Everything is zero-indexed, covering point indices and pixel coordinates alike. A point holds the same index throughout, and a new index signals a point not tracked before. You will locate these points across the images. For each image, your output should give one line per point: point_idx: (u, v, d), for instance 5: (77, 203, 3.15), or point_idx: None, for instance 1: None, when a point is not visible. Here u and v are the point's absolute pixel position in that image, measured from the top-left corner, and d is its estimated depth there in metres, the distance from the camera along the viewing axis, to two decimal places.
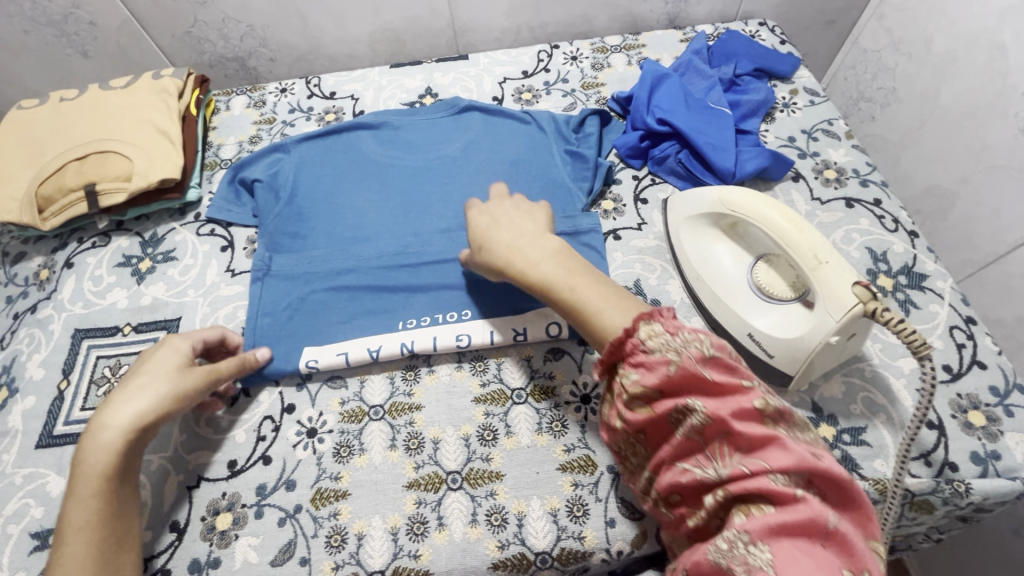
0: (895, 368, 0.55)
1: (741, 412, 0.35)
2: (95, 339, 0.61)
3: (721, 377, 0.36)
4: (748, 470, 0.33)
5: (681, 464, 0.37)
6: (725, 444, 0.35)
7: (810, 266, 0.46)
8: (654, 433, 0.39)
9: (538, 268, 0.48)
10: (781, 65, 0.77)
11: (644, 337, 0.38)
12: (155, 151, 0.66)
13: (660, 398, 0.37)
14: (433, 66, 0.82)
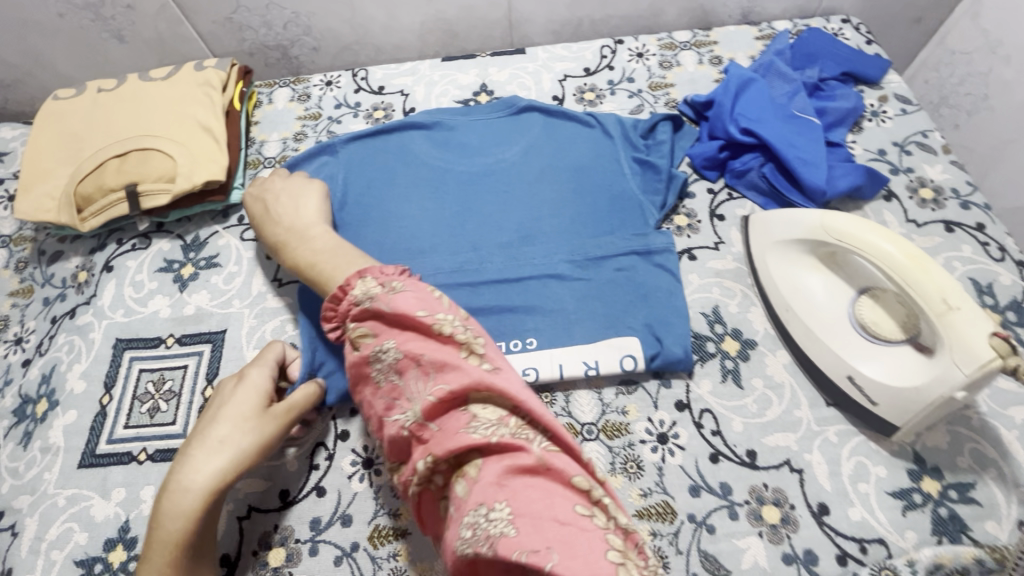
0: (1005, 418, 0.50)
1: (429, 345, 0.41)
2: (137, 351, 0.58)
3: (410, 313, 0.42)
4: (438, 399, 0.38)
5: (377, 403, 0.42)
6: (418, 377, 0.40)
7: (938, 311, 0.41)
8: (363, 379, 0.44)
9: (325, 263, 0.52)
10: (870, 69, 0.70)
11: (358, 293, 0.45)
12: (199, 150, 0.62)
13: (372, 339, 0.43)
14: (488, 61, 0.76)
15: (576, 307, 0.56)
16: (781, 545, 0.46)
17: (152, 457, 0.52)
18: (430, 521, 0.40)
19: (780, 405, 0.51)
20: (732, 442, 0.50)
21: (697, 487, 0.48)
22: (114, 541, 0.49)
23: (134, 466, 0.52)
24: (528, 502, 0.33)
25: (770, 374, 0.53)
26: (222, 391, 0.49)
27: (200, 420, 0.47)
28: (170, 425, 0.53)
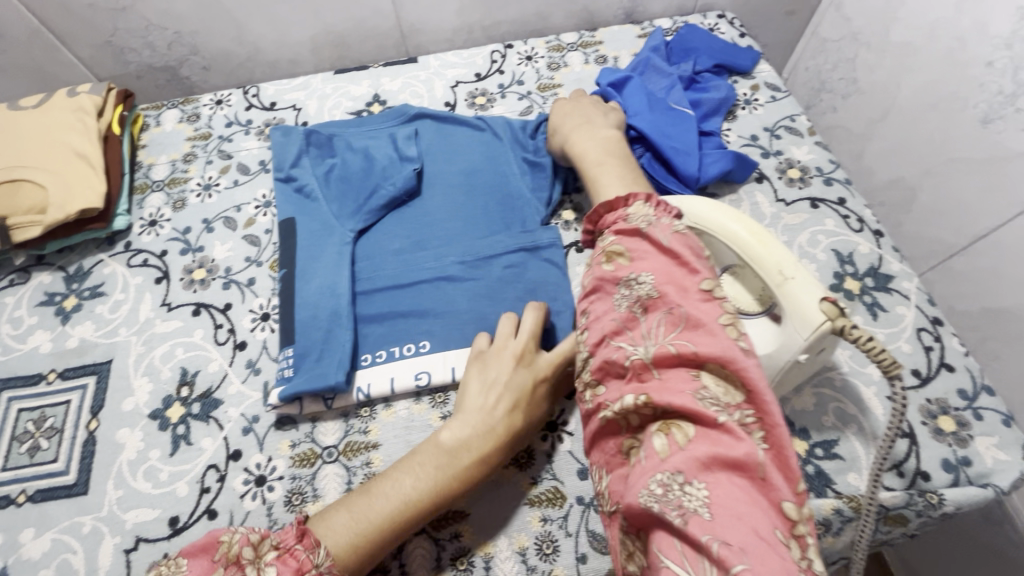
0: (865, 376, 0.54)
1: (689, 288, 0.41)
2: (16, 389, 0.56)
3: (680, 250, 0.42)
4: (676, 350, 0.38)
5: (607, 321, 0.43)
6: (664, 325, 0.39)
7: (777, 282, 0.45)
8: (601, 291, 0.45)
9: (582, 142, 0.60)
10: (741, 60, 0.75)
11: (630, 214, 0.48)
12: (72, 177, 0.60)
13: (627, 259, 0.44)
14: (380, 71, 0.77)
15: (466, 307, 0.57)
16: None
17: (32, 497, 0.50)
18: (600, 448, 0.41)
19: None
20: None
21: (584, 470, 0.50)
22: None
23: (13, 509, 0.50)
24: (728, 497, 0.33)
25: None
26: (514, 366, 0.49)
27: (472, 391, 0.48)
28: (52, 463, 0.52)
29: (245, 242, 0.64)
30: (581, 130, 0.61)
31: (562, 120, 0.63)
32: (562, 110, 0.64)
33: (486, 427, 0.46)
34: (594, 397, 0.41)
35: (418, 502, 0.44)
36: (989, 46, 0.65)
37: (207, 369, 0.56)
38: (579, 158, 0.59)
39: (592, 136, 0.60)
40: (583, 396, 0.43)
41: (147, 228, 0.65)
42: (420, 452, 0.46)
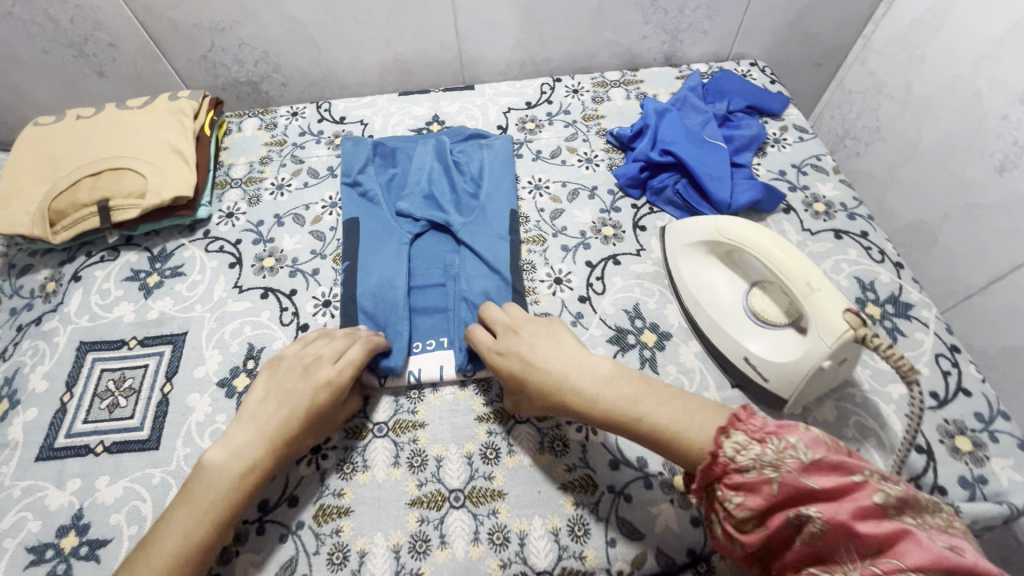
0: (885, 394, 0.57)
1: (860, 511, 0.35)
2: (101, 352, 0.61)
3: (830, 480, 0.36)
4: (884, 574, 0.33)
5: (790, 556, 0.37)
6: (851, 549, 0.34)
7: (804, 293, 0.49)
8: (769, 542, 0.38)
9: (606, 402, 0.47)
10: (771, 103, 0.81)
11: (732, 455, 0.39)
12: (169, 169, 0.68)
13: (773, 513, 0.37)
14: (440, 95, 0.85)
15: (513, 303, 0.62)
16: (689, 509, 0.51)
17: (109, 449, 0.55)
18: None
19: (690, 387, 0.57)
20: None
21: (616, 461, 0.53)
22: (67, 527, 0.51)
23: (91, 458, 0.54)
24: None
25: (682, 361, 0.59)
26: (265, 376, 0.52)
27: (267, 394, 0.51)
28: (128, 419, 0.57)
29: (311, 236, 0.70)
30: (578, 368, 0.49)
31: (544, 367, 0.50)
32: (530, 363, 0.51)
33: (267, 426, 0.48)
34: None
35: (203, 525, 0.44)
36: (1004, 101, 0.70)
37: (272, 346, 0.61)
38: (644, 414, 0.45)
39: (586, 357, 0.50)
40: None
41: (224, 219, 0.72)
42: (207, 464, 0.47)
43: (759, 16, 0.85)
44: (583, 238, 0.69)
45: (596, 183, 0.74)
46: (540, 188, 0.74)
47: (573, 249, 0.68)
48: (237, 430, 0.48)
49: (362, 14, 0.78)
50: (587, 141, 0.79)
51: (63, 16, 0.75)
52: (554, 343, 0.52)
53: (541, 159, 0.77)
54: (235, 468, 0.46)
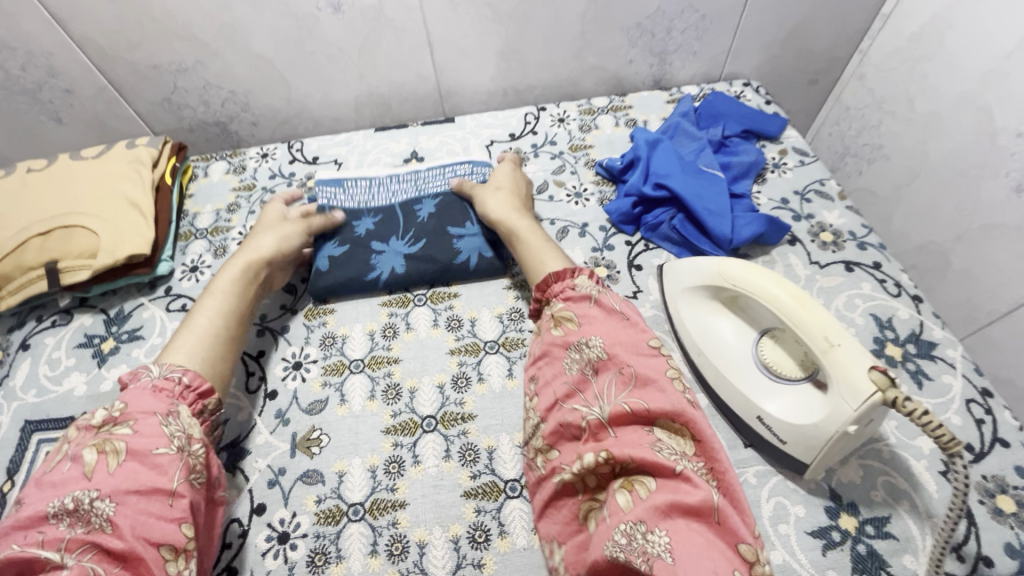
0: (914, 449, 0.51)
1: (636, 351, 0.48)
2: (47, 432, 0.55)
3: (627, 328, 0.50)
4: (630, 408, 0.44)
5: (559, 386, 0.49)
6: (615, 387, 0.46)
7: (822, 349, 0.44)
8: (554, 358, 0.51)
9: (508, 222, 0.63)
10: (769, 126, 0.77)
11: (576, 287, 0.54)
12: (125, 224, 0.63)
13: (576, 326, 0.51)
14: (419, 130, 0.81)
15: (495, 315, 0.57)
16: None
17: None
18: (556, 507, 0.46)
19: None
20: None
21: None
22: None
23: None
24: (685, 536, 0.37)
25: None
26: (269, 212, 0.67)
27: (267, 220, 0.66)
28: None
29: (283, 291, 0.66)
30: (517, 208, 0.64)
31: (494, 191, 0.66)
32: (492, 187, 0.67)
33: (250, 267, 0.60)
34: (549, 463, 0.47)
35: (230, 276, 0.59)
36: (1017, 118, 0.66)
37: (237, 417, 0.56)
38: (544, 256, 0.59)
39: (523, 210, 0.64)
40: (536, 455, 0.49)
41: (188, 274, 0.67)
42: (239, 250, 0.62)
43: (750, 35, 0.81)
44: None
45: (587, 220, 0.69)
46: None
47: None
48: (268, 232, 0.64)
49: (332, 49, 0.74)
50: (575, 174, 0.74)
51: (13, 63, 0.71)
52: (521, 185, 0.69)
53: None
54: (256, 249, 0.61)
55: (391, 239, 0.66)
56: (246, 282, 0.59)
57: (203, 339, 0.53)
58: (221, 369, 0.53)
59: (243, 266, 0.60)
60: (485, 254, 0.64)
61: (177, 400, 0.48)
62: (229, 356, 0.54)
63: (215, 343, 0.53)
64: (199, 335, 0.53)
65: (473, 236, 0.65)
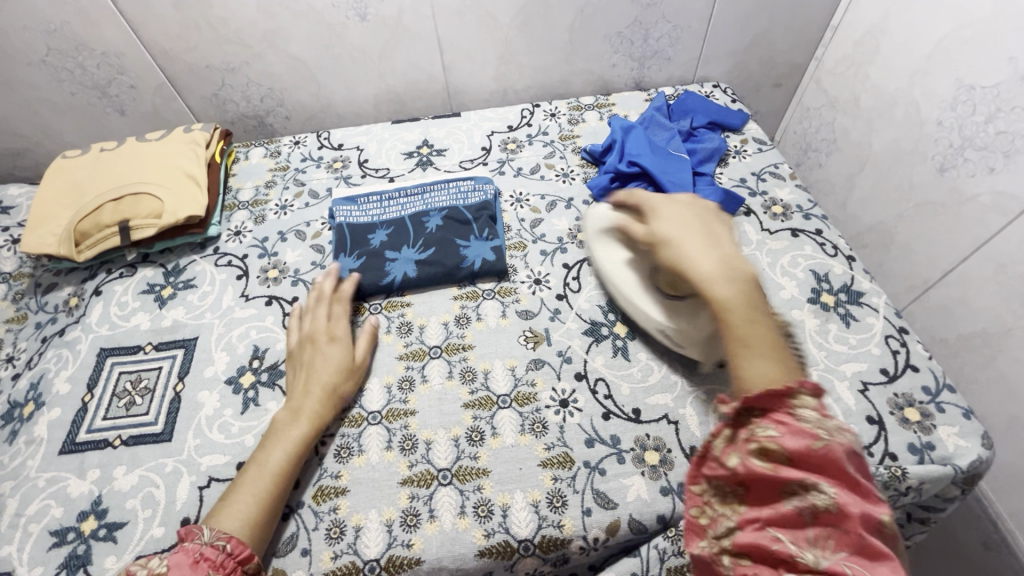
0: (839, 373, 0.61)
1: (869, 516, 0.38)
2: (119, 357, 0.67)
3: (859, 475, 0.40)
4: (850, 573, 0.36)
5: (764, 509, 0.41)
6: (833, 539, 0.37)
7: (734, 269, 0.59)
8: (756, 488, 0.42)
9: (704, 264, 0.53)
10: (732, 119, 0.89)
11: (804, 409, 0.42)
12: (183, 192, 0.75)
13: (789, 462, 0.41)
14: (430, 122, 0.93)
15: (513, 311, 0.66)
16: (659, 480, 0.55)
17: (126, 442, 0.60)
18: None
19: (659, 371, 0.62)
20: (621, 403, 0.60)
21: (591, 440, 0.58)
22: (86, 512, 0.55)
23: (109, 450, 0.59)
24: None
25: (652, 349, 0.64)
26: (315, 338, 0.63)
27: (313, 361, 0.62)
28: (143, 415, 0.62)
29: (312, 250, 0.77)
30: (704, 249, 0.55)
31: (680, 238, 0.56)
32: (664, 218, 0.59)
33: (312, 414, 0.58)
34: (734, 568, 0.40)
35: (289, 448, 0.55)
36: (938, 109, 0.77)
37: (275, 347, 0.67)
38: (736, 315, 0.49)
39: (726, 250, 0.55)
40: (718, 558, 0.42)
41: (232, 236, 0.79)
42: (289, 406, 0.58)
43: (717, 43, 0.94)
44: (560, 244, 0.75)
45: (572, 195, 0.81)
46: (521, 201, 0.81)
47: (550, 254, 0.74)
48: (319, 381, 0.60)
49: (357, 52, 0.87)
50: (564, 158, 0.86)
51: (90, 63, 0.84)
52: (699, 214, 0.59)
53: (522, 175, 0.84)
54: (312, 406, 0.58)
55: (403, 247, 0.73)
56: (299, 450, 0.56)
57: (265, 508, 0.51)
58: (268, 529, 0.51)
59: (303, 437, 0.56)
60: (489, 258, 0.71)
61: (217, 569, 0.46)
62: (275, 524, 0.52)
63: (269, 508, 0.52)
64: (255, 499, 0.51)
65: (478, 245, 0.72)
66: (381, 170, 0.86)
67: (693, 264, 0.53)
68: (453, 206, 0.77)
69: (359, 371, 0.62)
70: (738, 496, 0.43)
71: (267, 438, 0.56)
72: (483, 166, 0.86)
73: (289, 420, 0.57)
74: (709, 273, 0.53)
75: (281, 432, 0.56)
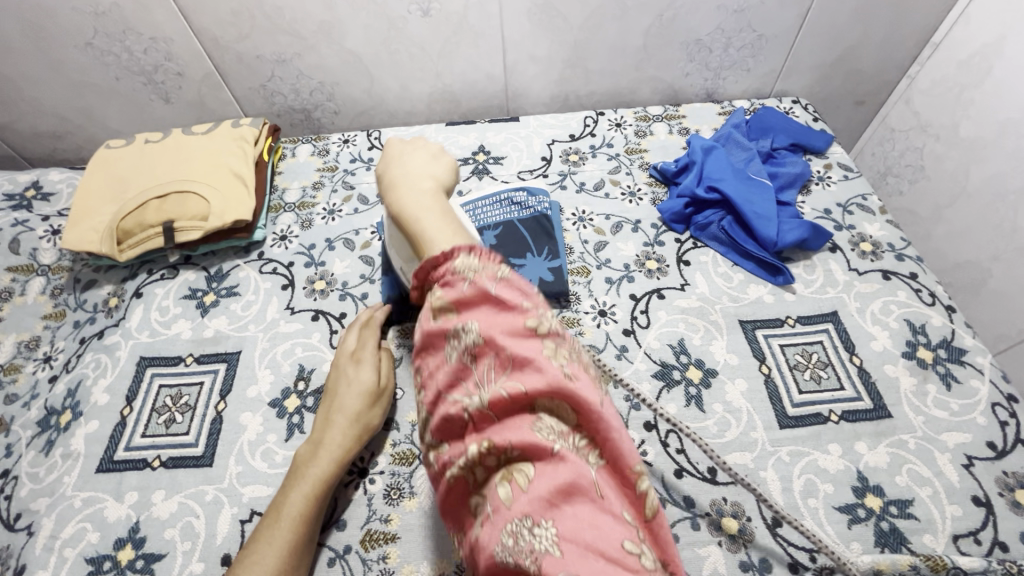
0: (940, 443, 0.55)
1: (513, 330, 0.35)
2: (159, 368, 0.64)
3: (509, 295, 0.36)
4: (507, 395, 0.33)
5: (440, 374, 0.36)
6: (493, 366, 0.34)
7: (436, 156, 0.52)
8: (432, 356, 0.38)
9: (402, 197, 0.47)
10: (816, 141, 0.81)
11: (456, 266, 0.38)
12: (230, 193, 0.71)
13: (455, 313, 0.37)
14: (486, 126, 0.88)
15: None
16: (739, 553, 0.50)
17: (165, 464, 0.57)
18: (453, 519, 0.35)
19: (737, 426, 0.57)
20: (694, 459, 0.56)
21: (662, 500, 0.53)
22: (124, 540, 0.52)
23: (148, 471, 0.56)
24: (577, 527, 0.29)
25: (729, 400, 0.59)
26: (343, 368, 0.59)
27: (334, 391, 0.57)
28: (184, 435, 0.58)
29: (361, 261, 0.72)
30: (409, 180, 0.48)
31: (403, 163, 0.50)
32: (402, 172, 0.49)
33: (332, 451, 0.53)
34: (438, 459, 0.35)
35: (305, 492, 0.51)
36: None
37: (322, 368, 0.63)
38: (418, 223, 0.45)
39: (427, 190, 0.47)
40: (428, 457, 0.37)
41: (278, 242, 0.74)
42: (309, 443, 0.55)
43: (803, 55, 0.86)
44: (627, 271, 0.70)
45: (639, 217, 0.75)
46: (584, 220, 0.75)
47: (617, 282, 0.69)
48: (336, 415, 0.55)
49: (415, 49, 0.81)
50: (630, 174, 0.80)
51: (138, 47, 0.80)
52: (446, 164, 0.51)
53: (585, 191, 0.78)
54: (331, 440, 0.54)
55: None
56: (321, 492, 0.51)
57: (286, 557, 0.47)
58: None
59: (321, 474, 0.52)
60: (550, 286, 0.66)
61: None
62: (303, 574, 0.48)
63: (290, 558, 0.47)
64: (276, 549, 0.47)
65: (537, 265, 0.68)
66: None
67: (397, 179, 0.49)
68: (509, 223, 0.71)
69: (384, 397, 0.58)
70: (423, 376, 0.39)
71: (287, 479, 0.53)
72: (543, 178, 0.80)
73: (310, 455, 0.54)
74: (404, 184, 0.48)
75: (301, 470, 0.53)
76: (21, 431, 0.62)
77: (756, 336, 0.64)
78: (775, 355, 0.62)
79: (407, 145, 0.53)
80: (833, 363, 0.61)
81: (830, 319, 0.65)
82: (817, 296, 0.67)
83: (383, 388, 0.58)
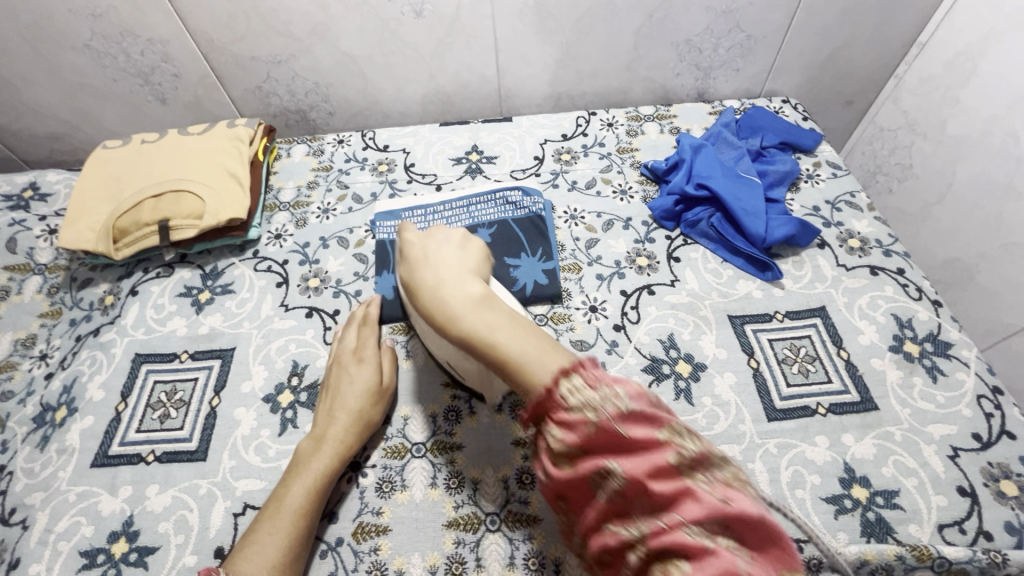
0: (926, 434, 0.56)
1: (655, 470, 0.33)
2: (154, 364, 0.64)
3: (641, 432, 0.34)
4: (664, 527, 0.32)
5: (591, 513, 0.36)
6: (644, 506, 0.34)
7: (461, 241, 0.50)
8: (574, 492, 0.37)
9: (447, 294, 0.43)
10: (805, 139, 0.82)
11: (565, 395, 0.36)
12: (225, 192, 0.72)
13: (580, 454, 0.36)
14: (480, 126, 0.88)
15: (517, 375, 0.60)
16: None
17: (159, 458, 0.57)
18: None
19: (725, 419, 0.58)
20: None
21: None
22: (118, 533, 0.53)
23: (142, 466, 0.57)
24: None
25: (718, 394, 0.59)
26: (345, 366, 0.60)
27: (337, 388, 0.59)
28: (178, 430, 0.59)
29: (355, 259, 0.73)
30: (452, 281, 0.44)
31: (436, 262, 0.47)
32: (422, 259, 0.47)
33: (334, 446, 0.54)
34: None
35: (307, 485, 0.52)
36: None
37: (316, 363, 0.64)
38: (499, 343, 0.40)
39: (480, 291, 0.44)
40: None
41: (273, 240, 0.75)
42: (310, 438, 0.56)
43: (792, 55, 0.87)
44: (618, 268, 0.70)
45: (630, 215, 0.76)
46: (576, 218, 0.76)
47: (607, 278, 0.69)
48: (338, 411, 0.56)
49: (409, 50, 0.82)
50: (622, 173, 0.81)
51: (134, 49, 0.81)
52: (475, 256, 0.49)
53: (577, 189, 0.79)
54: (333, 435, 0.55)
55: None
56: (321, 485, 0.52)
57: (286, 547, 0.48)
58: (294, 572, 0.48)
59: (322, 467, 0.53)
60: (542, 282, 0.67)
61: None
62: (301, 565, 0.49)
63: (290, 548, 0.48)
64: (277, 540, 0.48)
65: (530, 263, 0.68)
66: (427, 176, 0.82)
67: (440, 285, 0.44)
68: (502, 221, 0.72)
69: (385, 394, 0.59)
70: (565, 501, 0.38)
71: (289, 471, 0.54)
72: (536, 177, 0.81)
73: (312, 449, 0.54)
74: (441, 280, 0.45)
75: (303, 463, 0.53)
76: (17, 426, 0.62)
77: (745, 331, 0.64)
78: (764, 349, 0.63)
79: (413, 244, 0.49)
80: (820, 356, 0.62)
81: (818, 314, 0.66)
82: (805, 291, 0.67)
83: (384, 386, 0.59)
